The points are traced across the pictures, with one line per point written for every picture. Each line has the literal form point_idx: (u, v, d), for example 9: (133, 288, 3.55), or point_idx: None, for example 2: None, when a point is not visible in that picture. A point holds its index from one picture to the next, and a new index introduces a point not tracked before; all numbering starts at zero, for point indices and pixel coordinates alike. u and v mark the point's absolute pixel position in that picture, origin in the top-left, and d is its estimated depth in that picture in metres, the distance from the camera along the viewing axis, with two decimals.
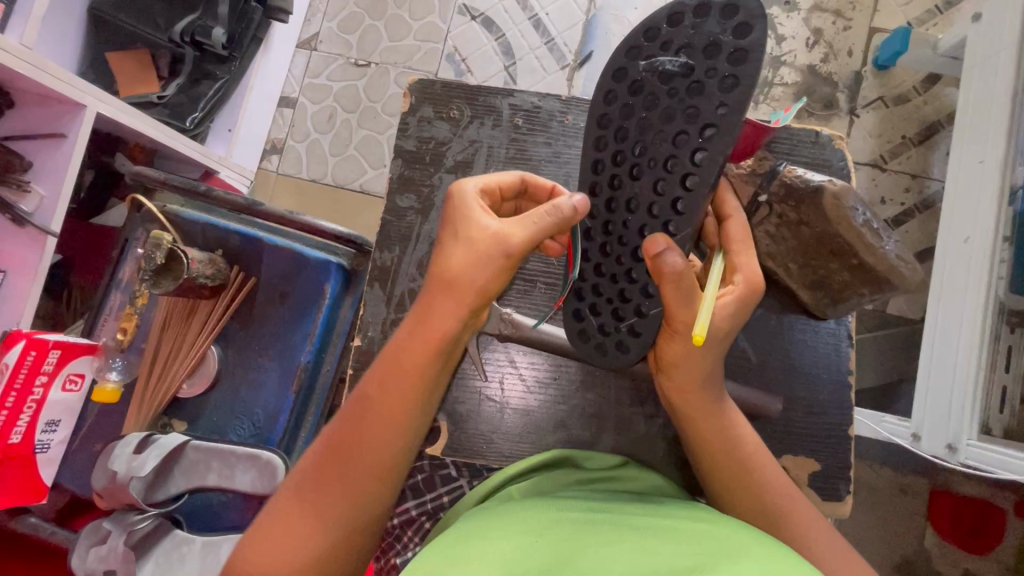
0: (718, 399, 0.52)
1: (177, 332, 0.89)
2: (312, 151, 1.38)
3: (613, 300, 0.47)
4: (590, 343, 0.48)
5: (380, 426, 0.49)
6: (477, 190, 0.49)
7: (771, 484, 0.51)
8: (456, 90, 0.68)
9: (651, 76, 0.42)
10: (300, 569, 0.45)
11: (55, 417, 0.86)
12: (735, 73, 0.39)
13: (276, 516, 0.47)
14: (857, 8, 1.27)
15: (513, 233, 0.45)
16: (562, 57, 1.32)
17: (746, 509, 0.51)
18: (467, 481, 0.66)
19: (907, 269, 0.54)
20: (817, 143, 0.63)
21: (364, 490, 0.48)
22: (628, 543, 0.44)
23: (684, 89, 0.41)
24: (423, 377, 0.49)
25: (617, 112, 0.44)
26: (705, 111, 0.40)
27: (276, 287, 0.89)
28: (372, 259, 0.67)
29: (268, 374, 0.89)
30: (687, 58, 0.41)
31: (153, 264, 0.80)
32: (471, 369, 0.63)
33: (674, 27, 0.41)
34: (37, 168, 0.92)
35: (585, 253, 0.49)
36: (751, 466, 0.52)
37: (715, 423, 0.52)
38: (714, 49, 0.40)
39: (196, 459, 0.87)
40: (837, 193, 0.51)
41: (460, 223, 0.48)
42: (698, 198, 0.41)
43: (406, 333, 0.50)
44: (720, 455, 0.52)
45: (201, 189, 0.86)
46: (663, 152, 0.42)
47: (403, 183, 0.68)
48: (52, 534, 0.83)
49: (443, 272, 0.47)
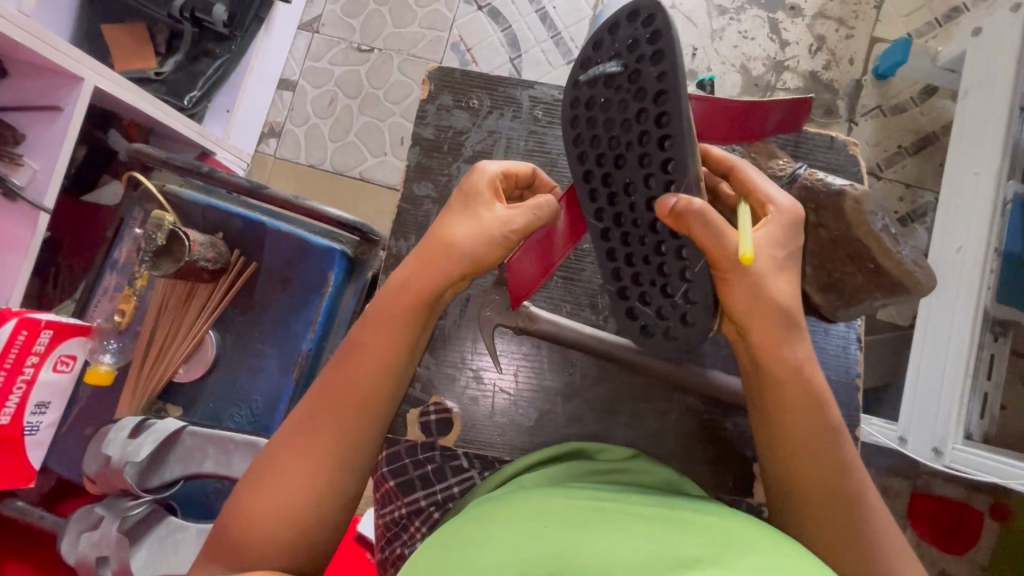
0: (810, 370, 0.51)
1: (174, 317, 0.88)
2: (311, 135, 1.36)
3: (657, 282, 0.49)
4: (654, 335, 0.52)
5: (366, 372, 0.49)
6: (498, 172, 0.52)
7: (847, 470, 0.51)
8: (477, 80, 0.68)
9: (599, 89, 0.45)
10: (298, 506, 0.47)
11: (45, 400, 0.83)
12: (658, 46, 0.41)
13: (270, 463, 0.48)
14: (860, 17, 1.29)
15: (516, 220, 0.49)
16: (569, 52, 1.32)
17: (818, 489, 0.51)
18: (478, 471, 0.64)
19: (923, 274, 0.55)
20: (833, 147, 0.65)
21: (352, 433, 0.49)
22: (639, 529, 0.45)
23: (628, 82, 0.43)
24: (406, 325, 0.50)
25: (582, 128, 0.48)
26: (650, 85, 0.42)
27: (279, 273, 0.87)
28: (387, 248, 0.65)
29: (267, 361, 0.87)
30: (619, 62, 0.44)
31: (153, 245, 0.78)
32: (494, 366, 0.63)
33: (598, 49, 0.45)
34: (30, 142, 0.89)
35: (609, 254, 0.52)
36: (832, 451, 0.51)
37: (806, 397, 0.51)
38: (635, 44, 0.42)
39: (193, 445, 0.84)
40: (858, 197, 0.53)
41: (473, 197, 0.50)
42: (681, 150, 0.43)
43: (389, 286, 0.51)
44: (803, 436, 0.51)
45: (204, 170, 0.83)
46: (635, 137, 0.44)
47: (421, 171, 0.66)
48: (39, 519, 0.82)
49: (445, 236, 0.49)
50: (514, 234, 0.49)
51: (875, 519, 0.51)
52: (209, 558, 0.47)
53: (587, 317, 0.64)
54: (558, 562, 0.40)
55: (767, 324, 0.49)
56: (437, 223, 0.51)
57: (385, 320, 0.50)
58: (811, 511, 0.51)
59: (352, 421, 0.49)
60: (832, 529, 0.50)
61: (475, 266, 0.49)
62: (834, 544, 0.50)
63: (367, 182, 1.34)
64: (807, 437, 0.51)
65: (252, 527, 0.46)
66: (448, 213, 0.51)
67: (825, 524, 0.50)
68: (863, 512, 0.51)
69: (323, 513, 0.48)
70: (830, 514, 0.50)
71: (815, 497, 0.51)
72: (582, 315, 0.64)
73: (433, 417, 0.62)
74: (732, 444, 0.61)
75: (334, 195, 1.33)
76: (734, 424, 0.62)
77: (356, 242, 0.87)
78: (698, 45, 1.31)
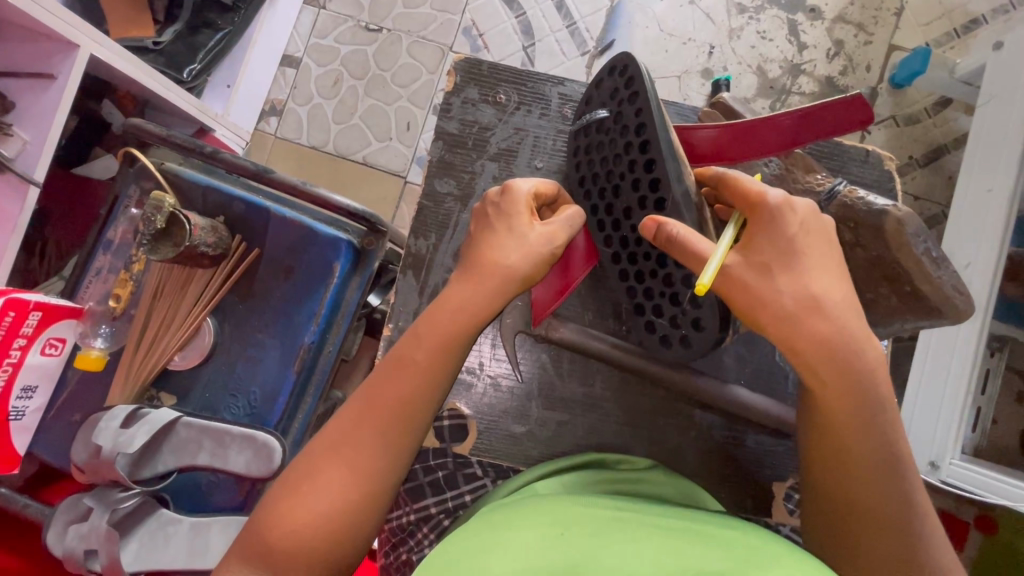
0: (869, 371, 0.46)
1: (170, 302, 0.83)
2: (313, 116, 1.31)
3: (665, 293, 0.55)
4: (673, 344, 0.56)
5: (409, 386, 0.49)
6: (531, 193, 0.53)
7: (902, 478, 0.47)
8: (504, 75, 0.71)
9: (596, 132, 0.58)
10: (331, 519, 0.45)
11: (31, 383, 0.79)
12: (633, 89, 0.53)
13: (306, 470, 0.47)
14: (880, 23, 1.26)
15: (561, 239, 0.51)
16: (583, 43, 1.28)
17: (865, 517, 0.47)
18: (490, 480, 0.67)
19: (963, 299, 0.54)
20: (867, 162, 0.67)
21: (390, 444, 0.48)
22: (661, 539, 0.44)
23: (614, 123, 0.55)
24: (451, 342, 0.49)
25: (586, 169, 0.60)
26: (630, 122, 0.53)
27: (281, 261, 0.84)
28: (407, 246, 0.69)
29: (267, 351, 0.83)
30: (607, 109, 0.56)
31: (152, 228, 0.75)
32: (518, 374, 0.64)
33: (590, 101, 0.58)
34: (21, 110, 0.84)
35: (622, 274, 0.59)
36: (886, 465, 0.47)
37: (858, 401, 0.46)
38: (617, 93, 0.55)
39: (188, 437, 0.82)
40: (900, 219, 0.53)
41: (514, 217, 0.51)
42: (661, 168, 0.51)
43: (443, 303, 0.50)
44: (851, 443, 0.47)
45: (206, 150, 0.79)
46: (626, 166, 0.54)
47: (444, 167, 0.70)
48: (24, 508, 0.78)
49: (496, 258, 0.50)
50: (558, 250, 0.51)
51: (929, 530, 0.47)
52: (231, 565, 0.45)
53: (613, 328, 0.65)
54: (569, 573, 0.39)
55: (807, 325, 0.45)
56: (483, 246, 0.51)
57: (432, 333, 0.49)
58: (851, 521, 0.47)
59: (392, 432, 0.48)
60: (877, 541, 0.46)
61: (525, 286, 0.51)
62: (878, 557, 0.46)
63: (370, 168, 1.29)
64: (856, 444, 0.46)
65: (284, 534, 0.44)
66: (493, 233, 0.51)
67: (868, 534, 0.47)
68: (917, 523, 0.46)
69: (355, 525, 0.46)
70: (873, 527, 0.46)
71: (858, 506, 0.47)
72: (605, 324, 0.65)
73: (446, 423, 0.66)
74: (743, 465, 0.64)
75: (336, 178, 1.28)
76: (756, 442, 0.64)
77: (363, 232, 0.83)
78: (715, 43, 1.27)
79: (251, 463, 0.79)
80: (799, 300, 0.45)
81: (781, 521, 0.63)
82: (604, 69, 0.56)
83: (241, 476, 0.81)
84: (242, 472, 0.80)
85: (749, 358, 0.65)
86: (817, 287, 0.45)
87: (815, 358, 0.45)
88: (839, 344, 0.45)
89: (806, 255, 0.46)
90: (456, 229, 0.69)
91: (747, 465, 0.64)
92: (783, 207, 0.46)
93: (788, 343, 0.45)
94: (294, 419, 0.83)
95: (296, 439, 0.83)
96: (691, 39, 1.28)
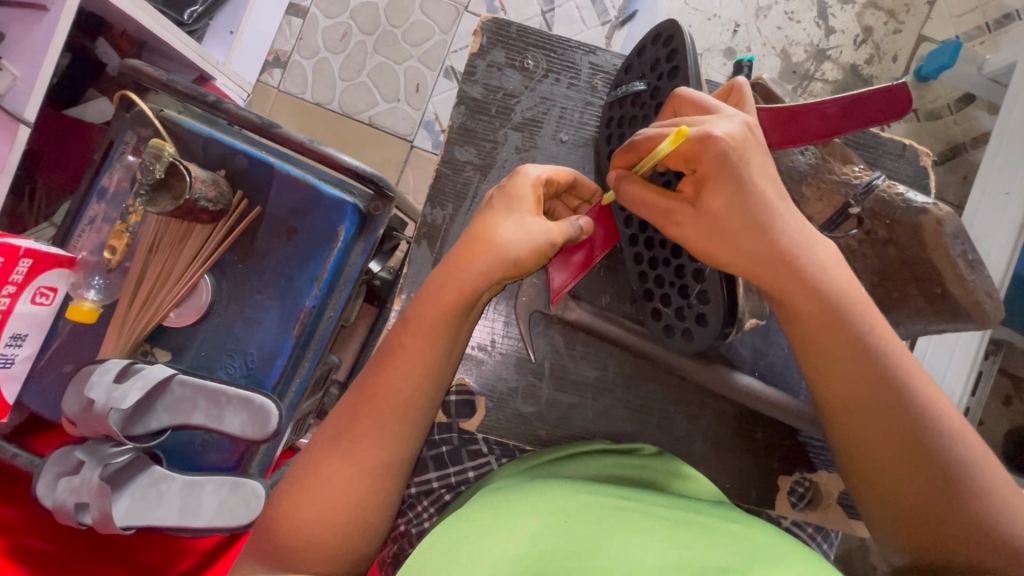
0: (852, 301, 0.47)
1: (167, 256, 0.80)
2: (319, 70, 1.25)
3: (675, 283, 0.55)
4: (675, 335, 0.56)
5: (403, 376, 0.47)
6: (538, 180, 0.51)
7: (925, 409, 0.46)
8: (533, 38, 0.68)
9: (629, 105, 0.58)
10: (346, 515, 0.46)
11: (20, 332, 0.76)
12: (673, 64, 0.53)
13: (310, 465, 0.47)
14: (911, 11, 1.21)
15: (560, 235, 0.49)
16: (604, 12, 1.22)
17: (889, 449, 0.47)
18: (495, 458, 0.64)
19: (991, 306, 0.59)
20: (902, 155, 0.70)
21: (388, 436, 0.47)
22: (665, 530, 0.43)
23: (649, 97, 0.56)
24: (444, 329, 0.48)
25: (616, 142, 0.60)
26: (662, 96, 0.54)
27: (284, 221, 0.80)
28: (423, 215, 0.66)
29: (267, 313, 0.81)
30: (644, 81, 0.56)
31: (150, 177, 0.71)
32: (531, 352, 0.65)
33: (631, 71, 0.59)
34: (10, 43, 0.79)
35: (637, 257, 0.58)
36: (888, 385, 0.47)
37: (848, 336, 0.47)
38: (657, 66, 0.55)
39: (182, 395, 0.81)
40: (940, 219, 0.57)
41: (515, 200, 0.49)
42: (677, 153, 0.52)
43: (430, 287, 0.48)
44: (845, 381, 0.48)
45: (207, 99, 0.74)
46: None
47: (464, 135, 0.67)
48: (13, 457, 0.74)
49: (488, 234, 0.48)
50: (557, 245, 0.49)
51: (978, 467, 0.46)
52: (253, 558, 0.47)
53: (628, 310, 0.65)
54: (579, 560, 0.39)
55: (789, 265, 0.46)
56: (481, 220, 0.49)
57: (426, 322, 0.48)
58: (879, 475, 0.47)
59: (387, 424, 0.47)
60: (912, 486, 0.46)
61: (517, 271, 0.48)
62: (920, 503, 0.46)
63: (375, 129, 1.24)
64: (861, 388, 0.47)
65: (296, 530, 0.46)
66: (492, 213, 0.49)
67: (895, 480, 0.47)
68: (953, 454, 0.46)
69: (365, 518, 0.47)
70: (907, 476, 0.46)
71: (882, 453, 0.47)
72: (621, 306, 0.66)
73: (453, 398, 0.64)
74: (751, 452, 0.66)
75: (339, 138, 1.23)
76: (767, 434, 0.66)
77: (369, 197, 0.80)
78: (741, 21, 1.22)
79: (246, 426, 0.78)
80: (773, 247, 0.46)
81: (782, 514, 0.65)
82: (649, 36, 0.56)
83: (236, 437, 0.79)
84: (237, 434, 0.79)
85: (763, 352, 0.66)
86: (788, 238, 0.46)
87: (795, 292, 0.47)
88: (818, 277, 0.47)
89: (765, 188, 0.46)
90: (473, 201, 0.66)
91: (752, 455, 0.66)
92: (739, 135, 0.45)
93: (770, 285, 0.47)
94: (291, 384, 0.81)
95: (291, 403, 0.81)
96: (716, 16, 1.22)
